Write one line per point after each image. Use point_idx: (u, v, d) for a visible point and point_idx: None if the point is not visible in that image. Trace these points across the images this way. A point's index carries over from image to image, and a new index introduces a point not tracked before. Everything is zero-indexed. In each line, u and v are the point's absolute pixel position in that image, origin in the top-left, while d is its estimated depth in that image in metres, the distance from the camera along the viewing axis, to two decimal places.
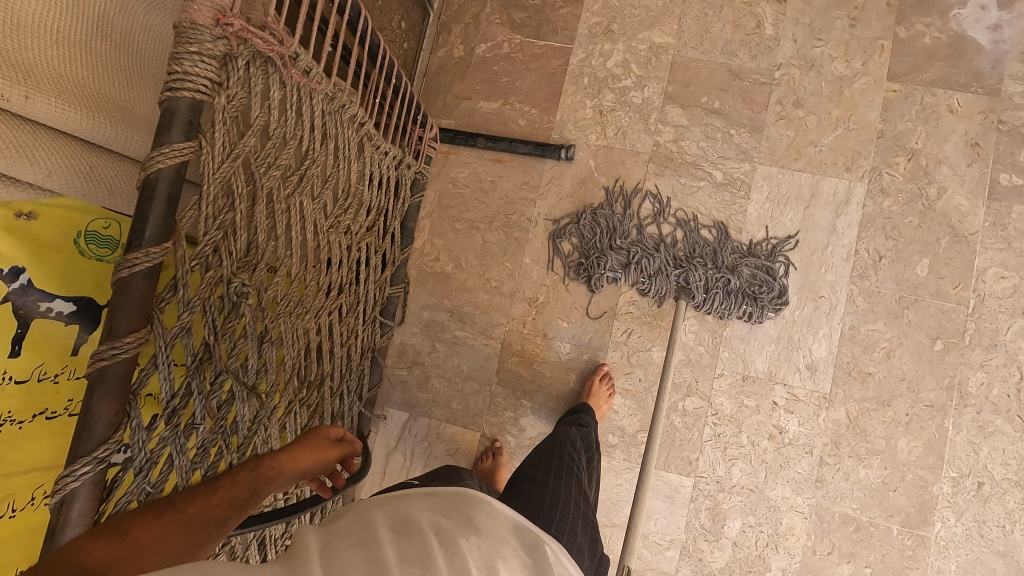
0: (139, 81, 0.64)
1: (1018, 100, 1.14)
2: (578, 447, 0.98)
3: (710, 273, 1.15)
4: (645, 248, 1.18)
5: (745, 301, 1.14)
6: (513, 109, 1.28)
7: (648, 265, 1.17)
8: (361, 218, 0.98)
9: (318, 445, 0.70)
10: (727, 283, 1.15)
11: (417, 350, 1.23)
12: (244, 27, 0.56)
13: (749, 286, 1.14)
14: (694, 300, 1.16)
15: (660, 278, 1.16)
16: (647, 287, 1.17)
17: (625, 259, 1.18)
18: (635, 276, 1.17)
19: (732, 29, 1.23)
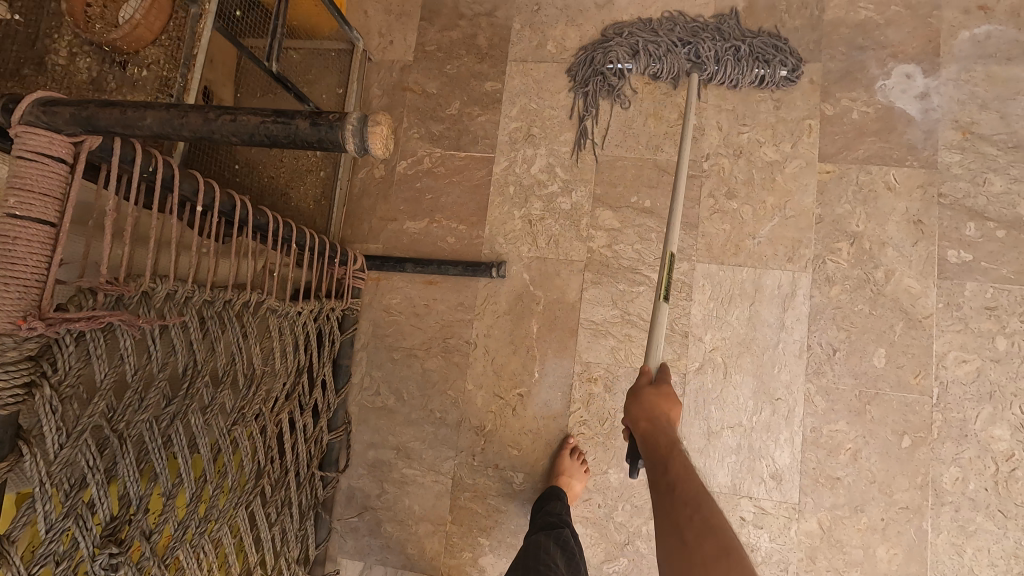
0: None
1: (956, 171, 1.09)
2: (553, 552, 0.92)
3: (719, 43, 1.15)
4: (651, 32, 1.17)
5: (758, 65, 1.14)
6: (440, 227, 1.23)
7: (656, 47, 1.16)
8: (276, 392, 0.92)
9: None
10: (737, 51, 1.14)
11: (366, 493, 1.18)
12: (57, 318, 0.51)
13: (756, 54, 1.14)
14: (707, 72, 1.15)
15: (671, 58, 1.16)
16: (659, 69, 1.17)
17: (633, 48, 1.18)
18: (645, 61, 1.17)
19: (654, 122, 1.19)
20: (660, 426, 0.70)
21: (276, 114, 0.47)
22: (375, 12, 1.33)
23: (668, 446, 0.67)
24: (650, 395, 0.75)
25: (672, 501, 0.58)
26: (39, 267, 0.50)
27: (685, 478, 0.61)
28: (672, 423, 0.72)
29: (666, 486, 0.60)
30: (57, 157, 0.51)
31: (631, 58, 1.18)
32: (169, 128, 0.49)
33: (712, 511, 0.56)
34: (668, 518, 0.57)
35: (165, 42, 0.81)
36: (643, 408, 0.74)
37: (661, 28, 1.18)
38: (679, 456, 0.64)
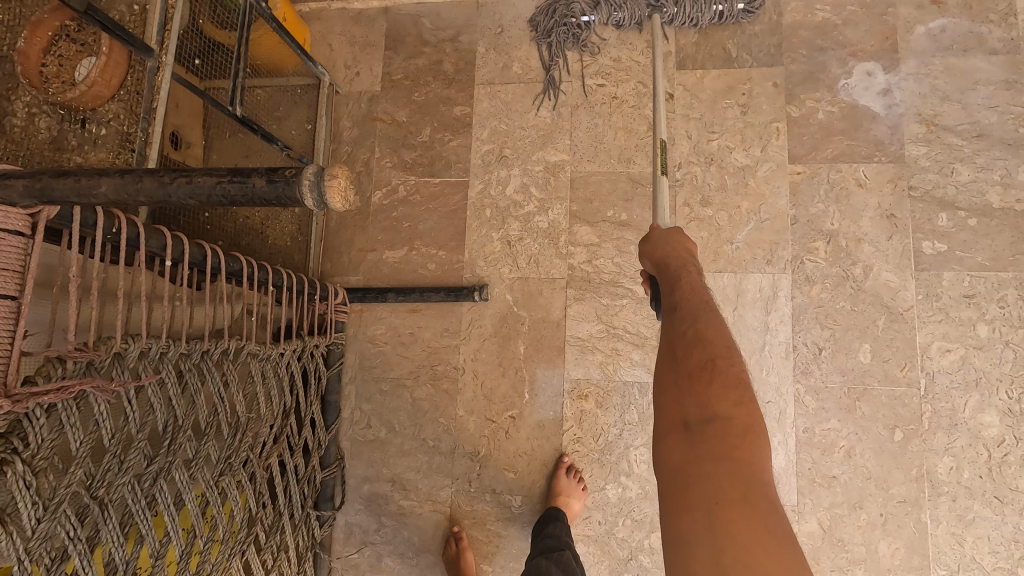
0: None
1: (924, 163, 1.10)
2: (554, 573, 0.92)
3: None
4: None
5: (716, 1, 1.16)
6: (420, 254, 1.23)
7: None
8: (263, 437, 0.91)
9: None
10: None
11: (364, 529, 1.16)
12: (24, 393, 0.50)
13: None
14: (667, 15, 1.18)
15: (631, 5, 1.18)
16: (620, 18, 1.20)
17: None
18: (607, 11, 1.20)
19: (624, 135, 1.20)
20: (674, 263, 0.71)
21: (232, 173, 0.47)
22: (340, 45, 1.33)
23: (686, 281, 0.67)
24: (665, 243, 0.75)
25: (681, 330, 0.61)
26: (0, 343, 0.49)
27: (696, 308, 0.63)
28: (689, 260, 0.72)
29: (678, 318, 0.62)
30: (13, 231, 0.50)
31: (592, 10, 1.20)
32: (125, 195, 0.48)
33: (721, 340, 0.59)
34: (676, 341, 0.60)
35: (123, 98, 0.79)
36: (657, 249, 0.75)
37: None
38: (694, 290, 0.66)
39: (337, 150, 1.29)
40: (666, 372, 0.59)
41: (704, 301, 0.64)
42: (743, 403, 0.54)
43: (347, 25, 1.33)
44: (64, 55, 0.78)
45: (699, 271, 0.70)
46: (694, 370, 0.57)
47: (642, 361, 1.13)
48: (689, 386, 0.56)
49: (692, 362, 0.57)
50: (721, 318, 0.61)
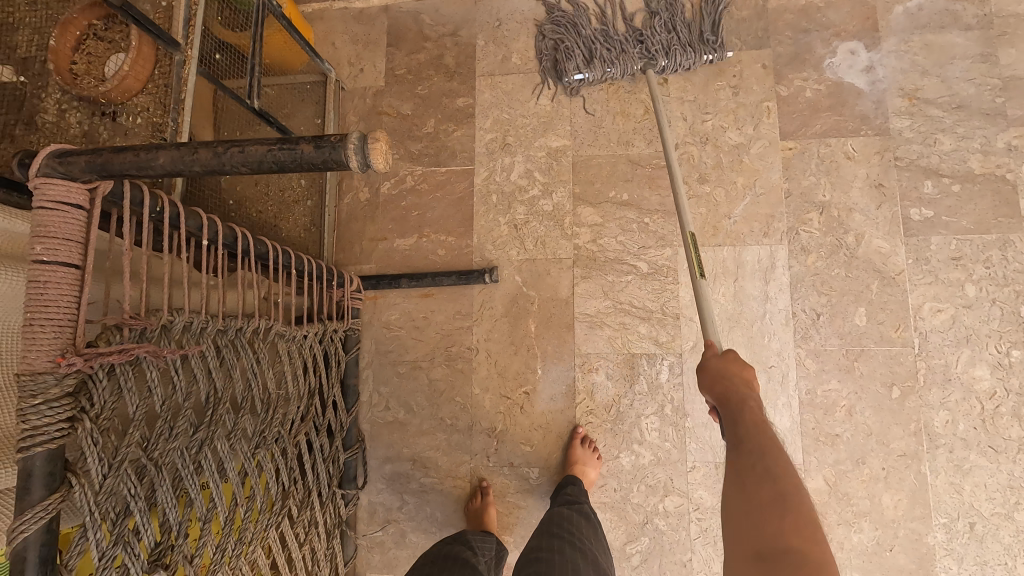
0: None
1: (908, 135, 1.16)
2: (577, 522, 0.98)
3: (665, 36, 1.22)
4: (601, 39, 1.24)
5: (705, 51, 1.21)
6: (430, 241, 1.27)
7: (608, 53, 1.23)
8: (292, 415, 0.95)
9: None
10: (682, 40, 1.21)
11: (388, 507, 1.20)
12: (93, 353, 0.54)
13: (700, 38, 1.22)
14: (659, 67, 1.22)
15: (624, 59, 1.23)
16: (613, 72, 1.24)
17: (587, 57, 1.24)
18: (600, 67, 1.23)
19: (622, 119, 1.25)
20: (733, 395, 0.67)
21: (281, 141, 0.51)
22: (343, 43, 1.38)
23: (748, 415, 0.64)
24: (721, 367, 0.71)
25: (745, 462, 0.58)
26: (70, 307, 0.53)
27: (764, 441, 0.60)
28: (750, 390, 0.68)
29: (744, 455, 0.59)
30: (75, 204, 0.54)
31: (586, 67, 1.24)
32: (181, 165, 0.52)
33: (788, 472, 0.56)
34: (741, 474, 0.57)
35: (151, 89, 0.83)
36: (714, 376, 0.71)
37: (610, 27, 1.25)
38: (760, 423, 0.62)
39: None
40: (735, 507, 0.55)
41: (772, 436, 0.60)
42: (814, 536, 0.50)
43: (349, 24, 1.38)
44: (93, 52, 0.82)
45: (762, 403, 0.66)
46: (765, 509, 0.53)
47: (648, 333, 1.17)
48: (761, 526, 0.52)
49: (760, 491, 0.54)
50: (789, 454, 0.58)
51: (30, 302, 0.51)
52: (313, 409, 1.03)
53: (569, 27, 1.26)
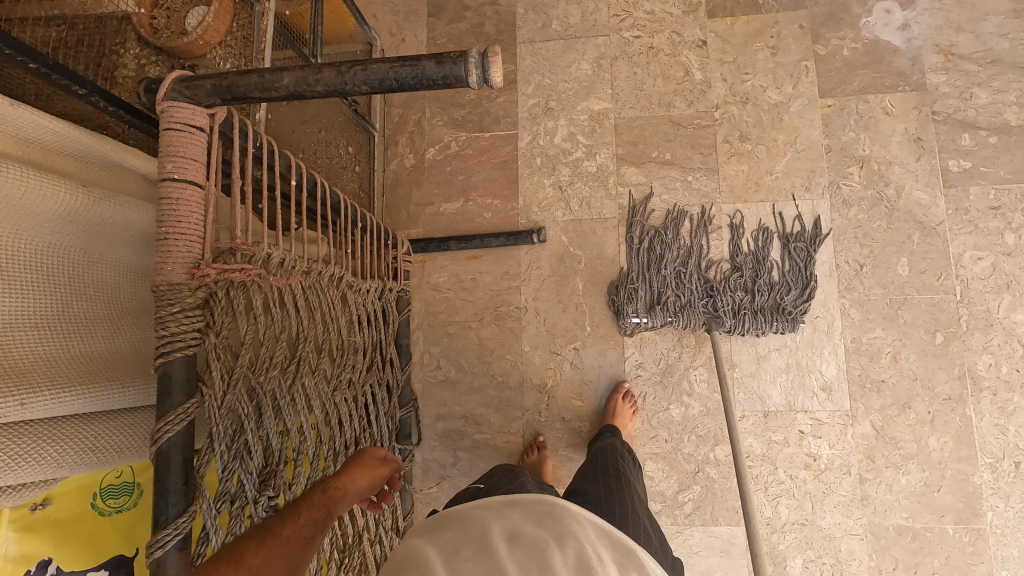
0: (123, 323, 0.65)
1: (944, 89, 1.19)
2: (627, 459, 1.02)
3: (739, 295, 1.18)
4: (672, 285, 1.20)
5: (778, 324, 1.16)
6: (476, 204, 1.30)
7: (674, 301, 1.19)
8: (361, 363, 0.98)
9: (371, 464, 0.71)
10: (755, 305, 1.17)
11: (442, 463, 1.23)
12: (220, 268, 0.57)
13: (774, 305, 1.17)
14: (724, 325, 1.17)
15: (689, 311, 1.18)
16: (674, 322, 1.19)
17: (651, 300, 1.20)
18: (661, 316, 1.18)
19: (663, 81, 1.28)
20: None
21: (402, 60, 0.54)
22: (384, 14, 1.40)
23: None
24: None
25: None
26: (198, 224, 0.56)
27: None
28: None
29: None
30: (199, 127, 0.57)
31: (646, 312, 1.19)
32: (304, 86, 0.55)
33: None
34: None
35: (231, 44, 0.86)
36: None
37: (682, 274, 1.20)
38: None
39: (389, 113, 1.36)
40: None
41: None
42: None
43: None
44: (172, 8, 0.87)
45: None
46: None
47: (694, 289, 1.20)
48: None
49: None
50: None
51: (163, 216, 0.54)
52: (376, 364, 1.06)
53: (641, 267, 1.22)
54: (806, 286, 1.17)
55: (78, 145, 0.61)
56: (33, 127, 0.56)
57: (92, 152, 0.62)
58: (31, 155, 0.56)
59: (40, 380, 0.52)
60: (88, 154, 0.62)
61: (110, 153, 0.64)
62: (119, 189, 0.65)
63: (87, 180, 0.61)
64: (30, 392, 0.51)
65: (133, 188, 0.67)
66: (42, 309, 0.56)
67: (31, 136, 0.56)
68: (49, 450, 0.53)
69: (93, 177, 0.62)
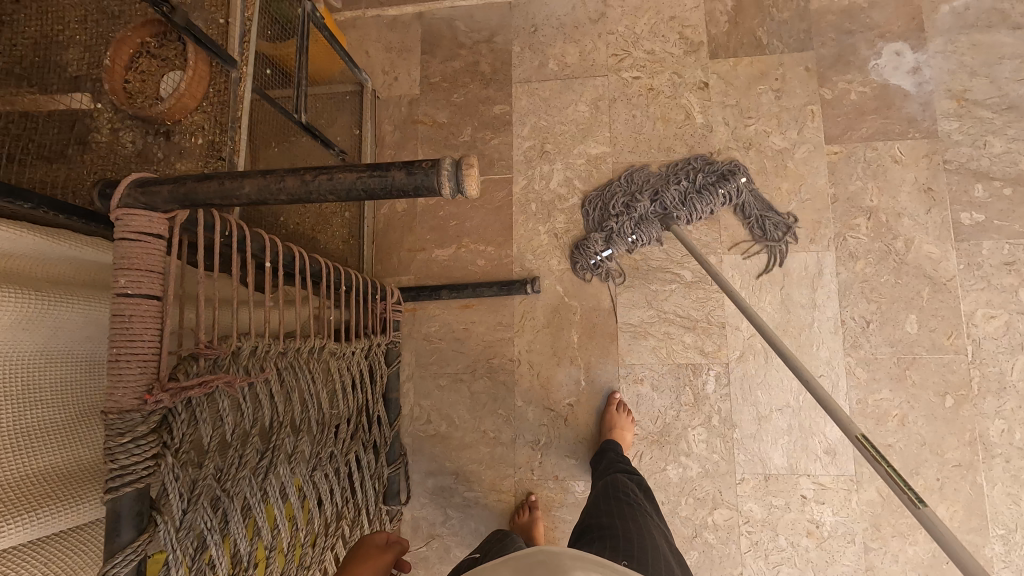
0: (78, 425, 0.61)
1: (957, 137, 1.14)
2: (636, 488, 0.98)
3: (678, 188, 1.17)
4: (617, 211, 1.18)
5: (722, 193, 1.16)
6: (469, 251, 1.26)
7: (627, 224, 1.17)
8: (343, 433, 0.94)
9: (373, 555, 0.86)
10: (695, 185, 1.17)
11: (431, 521, 1.19)
12: (176, 387, 0.53)
13: (718, 180, 1.16)
14: (680, 219, 1.17)
15: (645, 225, 1.17)
16: (639, 240, 1.18)
17: (606, 235, 1.18)
18: (623, 243, 1.17)
19: (663, 125, 1.23)
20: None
21: (371, 168, 0.50)
22: (376, 51, 1.36)
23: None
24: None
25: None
26: (153, 341, 0.52)
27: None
28: None
29: None
30: (156, 234, 0.53)
31: (608, 246, 1.18)
32: (267, 194, 0.51)
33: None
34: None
35: (207, 108, 0.81)
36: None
37: (629, 197, 1.19)
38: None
39: (381, 155, 1.32)
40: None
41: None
42: None
43: (382, 31, 1.37)
44: (145, 69, 0.81)
45: None
46: None
47: (693, 343, 1.16)
48: None
49: None
50: None
51: (113, 336, 0.50)
52: (361, 428, 1.02)
53: (591, 208, 1.21)
54: (727, 160, 1.18)
55: (30, 245, 0.57)
56: None
57: (48, 251, 0.59)
58: None
59: None
60: (41, 253, 0.58)
61: (65, 248, 0.60)
62: (76, 284, 0.61)
63: (42, 279, 0.57)
64: None
65: (95, 280, 0.64)
66: None
67: None
68: None
69: (49, 277, 0.59)
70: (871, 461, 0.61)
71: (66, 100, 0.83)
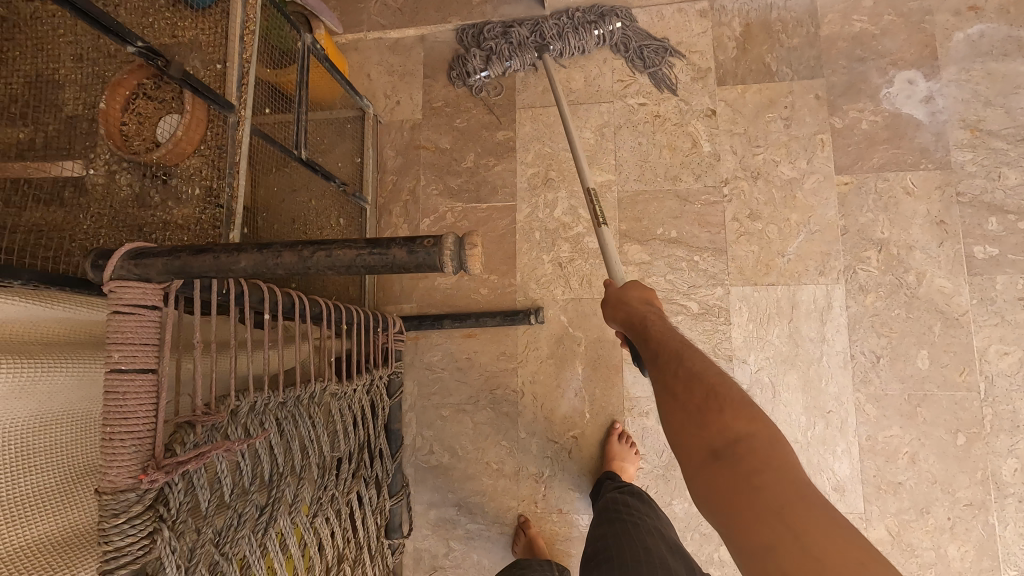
0: (78, 492, 0.59)
1: (971, 169, 1.12)
2: (629, 501, 0.97)
3: (557, 21, 1.23)
4: (498, 33, 1.25)
5: (595, 27, 1.21)
6: (472, 280, 1.24)
7: (505, 48, 1.25)
8: (345, 474, 0.92)
9: None
10: (573, 21, 1.23)
11: (433, 553, 1.19)
12: (172, 463, 0.52)
13: (596, 19, 1.21)
14: (554, 51, 1.24)
15: (523, 50, 1.25)
16: (514, 65, 1.26)
17: (485, 55, 1.26)
18: (499, 65, 1.25)
19: (669, 153, 1.21)
20: (639, 314, 0.64)
21: (370, 244, 0.48)
22: (378, 74, 1.35)
23: (656, 327, 0.61)
24: (622, 298, 0.68)
25: (792, 553, 0.37)
26: (148, 415, 0.51)
27: (671, 346, 0.56)
28: None
29: None
30: (151, 305, 0.52)
31: (486, 65, 1.26)
32: (264, 268, 0.50)
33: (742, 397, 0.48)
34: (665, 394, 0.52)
35: (205, 151, 0.80)
36: (618, 306, 0.68)
37: (510, 20, 1.26)
38: (776, 442, 0.44)
39: (383, 181, 1.31)
40: (677, 418, 0.49)
41: (679, 339, 0.57)
42: None
43: (384, 54, 1.35)
44: (142, 112, 0.80)
45: None
46: None
47: None
48: None
49: None
50: None
51: (108, 415, 0.49)
52: (364, 465, 1.00)
53: (472, 23, 1.29)
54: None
55: (23, 312, 0.56)
56: None
57: (37, 315, 0.58)
58: None
59: None
60: (36, 317, 0.58)
61: (58, 312, 0.60)
62: (70, 346, 0.60)
63: (37, 347, 0.57)
64: None
65: (96, 339, 0.63)
66: None
67: None
68: None
69: (43, 342, 0.58)
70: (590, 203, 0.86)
71: (66, 143, 0.83)
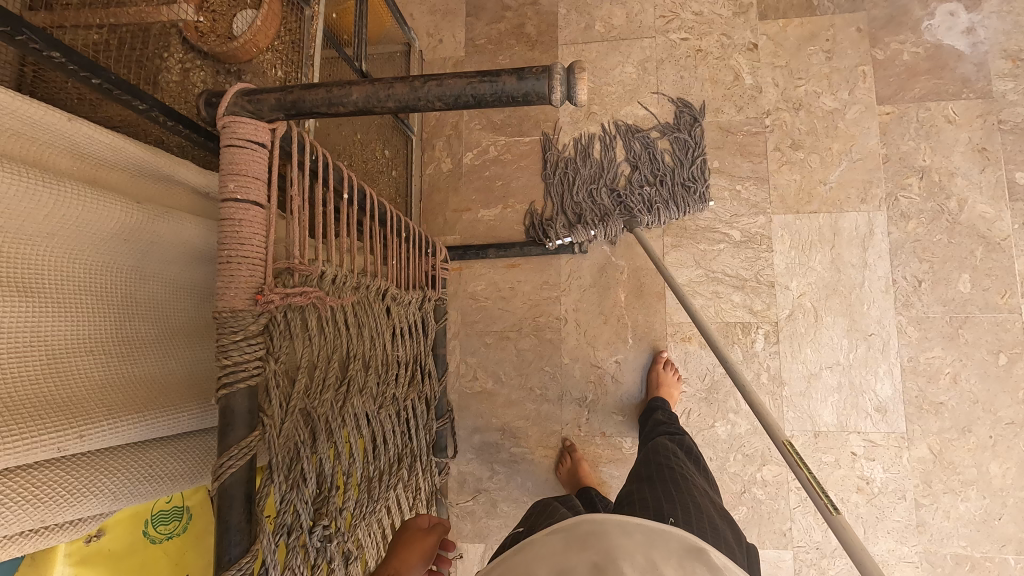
0: (178, 344, 0.61)
1: (1013, 97, 1.13)
2: (676, 452, 0.90)
3: (647, 189, 1.20)
4: (586, 204, 1.21)
5: (689, 199, 1.19)
6: (515, 211, 1.26)
7: (590, 214, 1.20)
8: (403, 378, 0.94)
9: (419, 537, 0.88)
10: (661, 192, 1.19)
11: (478, 477, 1.22)
12: (282, 293, 0.54)
13: (685, 184, 1.19)
14: (642, 220, 1.20)
15: (609, 219, 1.19)
16: (599, 234, 1.20)
17: (570, 221, 1.21)
18: (583, 233, 1.19)
19: (711, 86, 1.23)
20: None
21: (479, 75, 0.51)
22: (421, 14, 1.37)
23: None
24: None
25: None
26: (259, 246, 0.53)
27: None
28: None
29: None
30: (260, 144, 0.54)
31: (569, 232, 1.20)
32: (374, 101, 0.53)
33: None
34: None
35: (279, 48, 0.87)
36: None
37: (596, 192, 1.22)
38: None
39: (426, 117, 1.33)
40: None
41: None
42: None
43: None
44: (217, 10, 0.82)
45: None
46: None
47: (743, 302, 1.16)
48: None
49: None
50: None
51: (225, 241, 0.52)
52: (418, 377, 1.02)
53: None
54: (697, 162, 1.20)
55: (133, 160, 0.58)
56: (88, 142, 0.53)
57: (143, 166, 0.59)
58: (87, 173, 0.53)
59: (76, 417, 0.47)
60: (142, 169, 0.59)
61: (162, 167, 0.61)
62: (169, 205, 0.62)
63: (144, 197, 0.59)
64: (61, 431, 0.45)
65: (190, 205, 0.65)
66: (93, 334, 0.52)
67: (86, 151, 0.53)
68: (76, 485, 0.47)
69: (147, 195, 0.60)
70: (793, 468, 0.54)
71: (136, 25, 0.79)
